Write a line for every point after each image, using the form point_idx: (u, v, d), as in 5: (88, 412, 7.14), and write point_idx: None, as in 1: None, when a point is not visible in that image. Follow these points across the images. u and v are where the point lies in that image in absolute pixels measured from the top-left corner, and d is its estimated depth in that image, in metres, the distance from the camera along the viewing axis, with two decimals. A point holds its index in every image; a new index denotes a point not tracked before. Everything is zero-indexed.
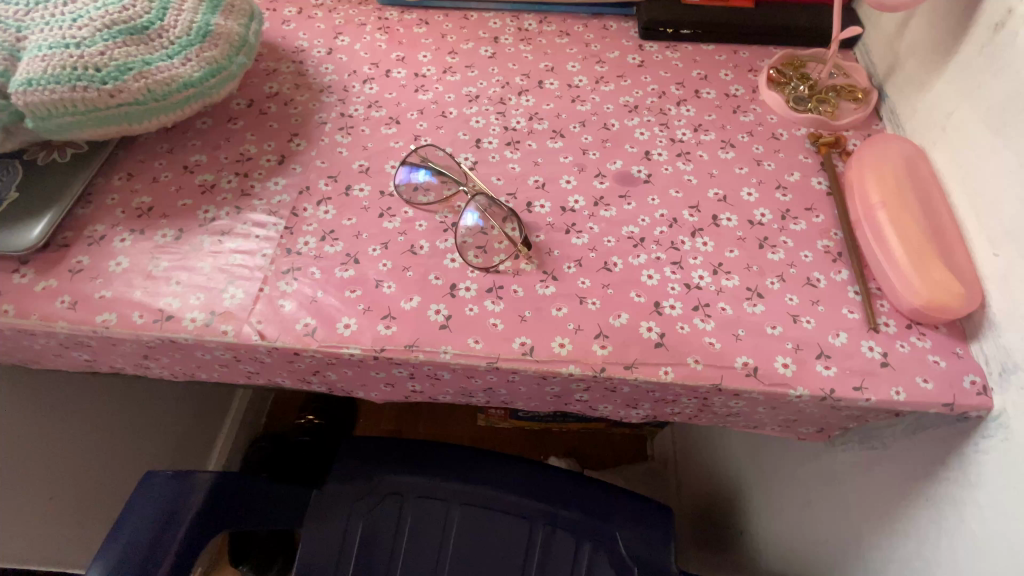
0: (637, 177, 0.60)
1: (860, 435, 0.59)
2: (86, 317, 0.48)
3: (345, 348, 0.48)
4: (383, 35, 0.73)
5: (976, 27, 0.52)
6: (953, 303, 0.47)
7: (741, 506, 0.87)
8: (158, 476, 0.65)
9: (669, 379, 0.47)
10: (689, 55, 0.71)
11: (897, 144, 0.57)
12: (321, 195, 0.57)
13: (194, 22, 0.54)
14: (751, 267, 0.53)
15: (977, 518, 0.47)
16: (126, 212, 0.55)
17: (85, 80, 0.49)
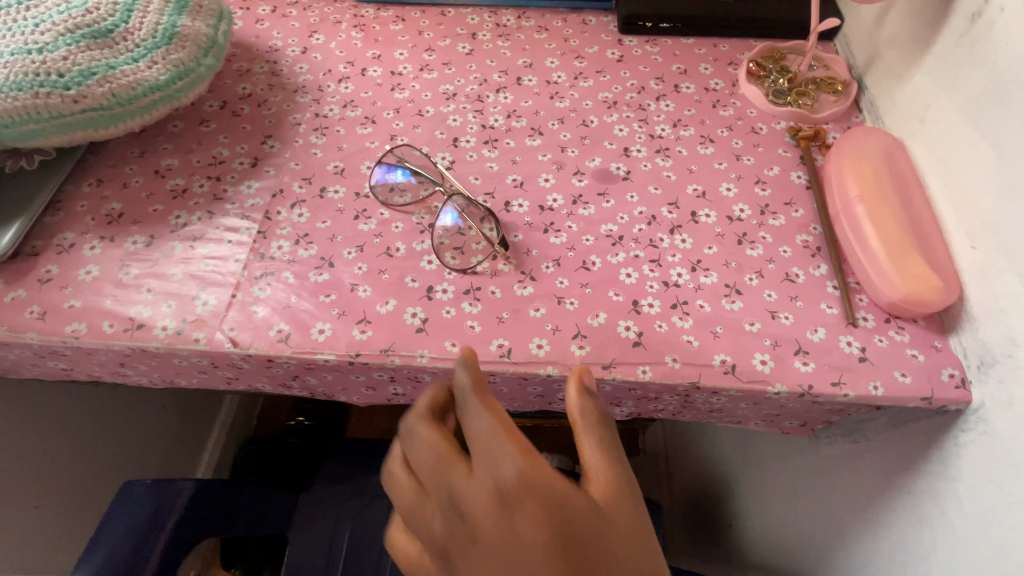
0: (615, 174, 0.59)
1: (843, 428, 0.59)
2: (56, 327, 0.48)
3: (320, 354, 0.47)
4: (359, 32, 0.72)
5: (953, 17, 0.51)
6: (931, 297, 0.47)
7: (730, 500, 0.87)
8: (137, 484, 0.63)
9: (647, 378, 0.47)
10: (669, 49, 0.70)
11: (875, 136, 0.56)
12: (295, 198, 0.56)
13: (159, 24, 0.53)
14: (729, 264, 0.53)
15: (957, 512, 0.47)
16: (95, 219, 0.54)
17: (48, 87, 0.48)
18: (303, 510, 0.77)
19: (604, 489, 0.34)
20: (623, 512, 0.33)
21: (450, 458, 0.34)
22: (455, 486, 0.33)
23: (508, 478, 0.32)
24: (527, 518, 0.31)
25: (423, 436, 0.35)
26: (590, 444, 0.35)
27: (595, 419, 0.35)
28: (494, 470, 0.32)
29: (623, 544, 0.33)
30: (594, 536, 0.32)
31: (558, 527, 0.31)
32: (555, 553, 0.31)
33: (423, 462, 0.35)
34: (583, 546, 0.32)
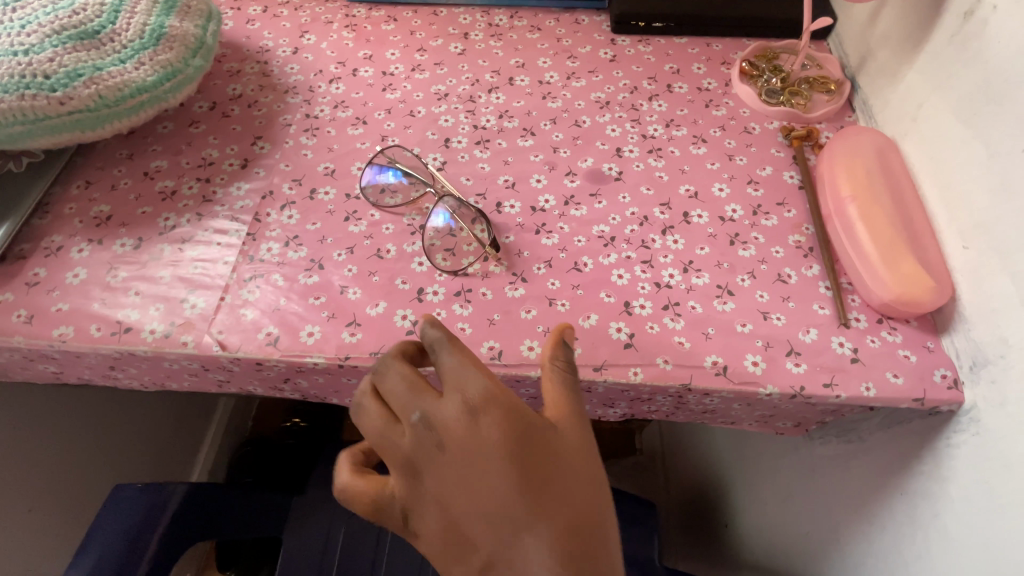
0: (607, 174, 0.59)
1: (838, 428, 0.59)
2: (43, 331, 0.47)
3: (309, 357, 0.47)
4: (350, 33, 0.71)
5: (945, 16, 0.51)
6: (924, 298, 0.47)
7: (726, 499, 0.87)
8: (126, 487, 0.62)
9: (638, 380, 0.46)
10: (662, 49, 0.70)
11: (868, 135, 0.56)
12: (285, 199, 0.56)
13: (147, 25, 0.53)
14: (721, 265, 0.52)
15: (950, 513, 0.47)
16: (84, 222, 0.54)
17: (34, 88, 0.47)
18: (299, 513, 0.76)
19: (561, 411, 0.37)
20: (581, 428, 0.36)
21: (419, 384, 0.35)
22: (424, 406, 0.35)
23: (475, 394, 0.34)
24: (493, 426, 0.33)
25: (392, 368, 0.36)
26: (554, 373, 0.38)
27: (564, 361, 0.38)
28: (462, 386, 0.34)
29: (579, 455, 0.35)
30: (554, 446, 0.35)
31: (521, 436, 0.34)
32: (517, 456, 0.33)
33: (391, 391, 0.35)
34: (543, 453, 0.34)
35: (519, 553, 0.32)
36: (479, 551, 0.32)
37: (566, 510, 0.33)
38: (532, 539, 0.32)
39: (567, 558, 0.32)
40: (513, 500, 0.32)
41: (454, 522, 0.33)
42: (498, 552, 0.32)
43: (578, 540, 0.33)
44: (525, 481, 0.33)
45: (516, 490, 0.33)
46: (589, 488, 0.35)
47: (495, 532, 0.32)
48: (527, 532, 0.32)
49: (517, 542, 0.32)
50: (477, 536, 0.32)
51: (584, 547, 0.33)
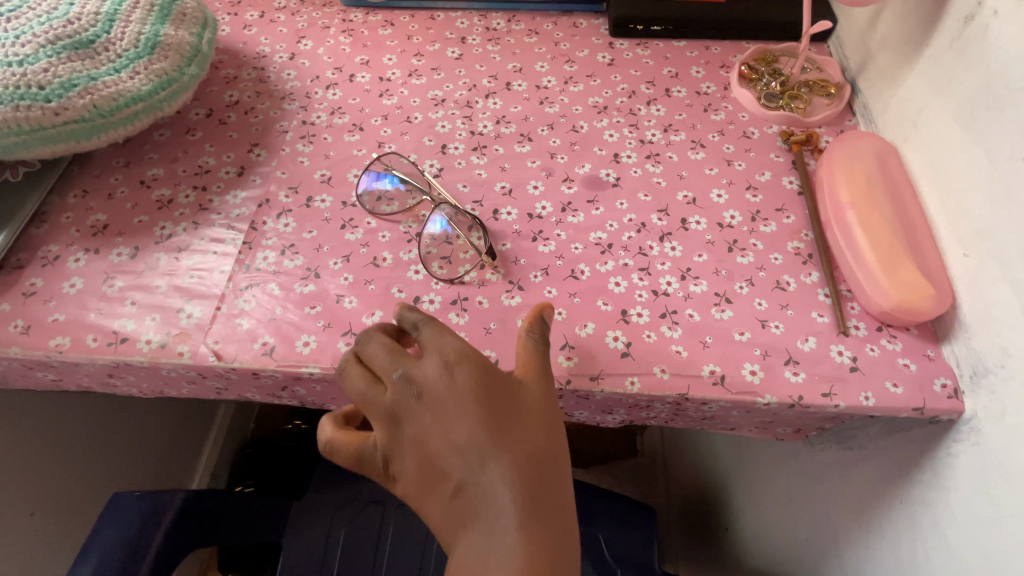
0: (605, 180, 0.58)
1: (838, 435, 0.59)
2: (40, 342, 0.47)
3: (305, 367, 0.47)
4: (347, 38, 0.71)
5: (946, 20, 0.51)
6: (924, 306, 0.46)
7: (726, 503, 0.86)
8: (125, 494, 0.62)
9: (635, 390, 0.46)
10: (660, 52, 0.70)
11: (867, 140, 0.56)
12: (281, 207, 0.56)
13: (142, 33, 0.53)
14: (719, 272, 0.52)
15: (949, 522, 0.47)
16: (80, 231, 0.54)
17: (28, 99, 0.47)
18: (297, 519, 0.76)
19: (528, 370, 0.42)
20: (545, 385, 0.41)
21: (401, 349, 0.41)
22: (404, 365, 0.39)
23: (451, 352, 0.39)
24: (465, 376, 0.38)
25: (376, 338, 0.41)
26: (527, 340, 0.43)
27: (539, 332, 0.43)
28: (439, 348, 0.40)
29: (543, 406, 0.40)
30: (519, 395, 0.39)
31: (490, 385, 0.38)
32: (488, 401, 0.38)
33: (375, 357, 0.40)
34: (509, 400, 0.39)
35: (486, 481, 0.35)
36: (451, 484, 0.36)
37: (528, 446, 0.37)
38: (498, 468, 0.36)
39: (528, 484, 0.36)
40: (481, 436, 0.36)
41: (430, 458, 0.37)
42: (468, 482, 0.36)
43: (539, 471, 0.37)
44: (492, 420, 0.37)
45: (485, 427, 0.37)
46: (549, 431, 0.39)
47: (465, 464, 0.36)
48: (494, 461, 0.36)
49: (484, 471, 0.36)
50: (450, 468, 0.36)
51: (544, 479, 0.37)
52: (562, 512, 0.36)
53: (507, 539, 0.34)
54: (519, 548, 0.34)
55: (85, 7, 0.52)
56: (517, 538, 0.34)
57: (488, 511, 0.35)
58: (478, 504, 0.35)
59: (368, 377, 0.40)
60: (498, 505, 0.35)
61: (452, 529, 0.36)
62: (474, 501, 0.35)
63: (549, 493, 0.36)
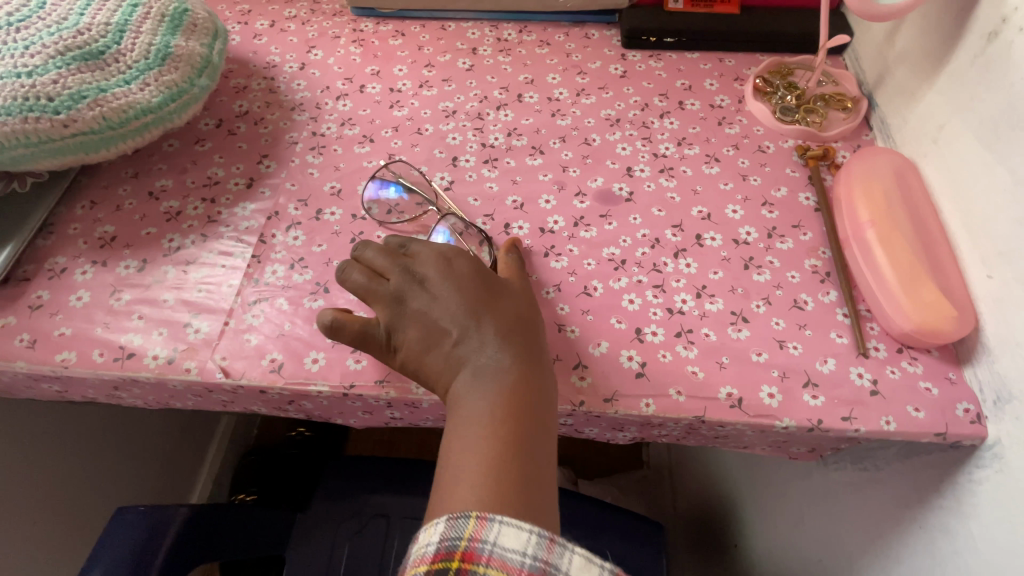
0: (618, 194, 0.58)
1: (853, 455, 0.57)
2: (45, 356, 0.47)
3: (313, 384, 0.46)
4: (358, 47, 0.71)
5: (968, 36, 0.50)
6: (946, 328, 0.45)
7: (736, 518, 0.85)
8: (129, 510, 0.62)
9: (650, 412, 0.45)
10: (673, 64, 0.69)
11: (885, 155, 0.55)
12: (290, 220, 0.55)
13: (152, 45, 0.52)
14: (735, 290, 0.51)
15: (970, 550, 0.45)
16: (88, 243, 0.53)
17: (37, 111, 0.47)
18: (301, 531, 0.75)
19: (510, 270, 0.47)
20: (528, 284, 0.47)
21: (399, 250, 0.46)
22: (404, 261, 0.44)
23: (445, 247, 0.45)
24: (461, 264, 0.44)
25: (373, 244, 0.46)
26: (509, 255, 0.49)
27: (516, 253, 0.49)
28: (435, 248, 0.45)
29: (527, 294, 0.45)
30: (505, 280, 0.45)
31: (480, 270, 0.44)
32: (481, 283, 0.43)
33: (376, 256, 0.45)
34: (496, 280, 0.44)
35: (479, 336, 0.40)
36: (449, 340, 0.41)
37: (515, 311, 0.42)
38: (489, 325, 0.41)
39: (515, 337, 0.41)
40: (475, 305, 0.41)
41: (430, 323, 0.41)
42: (463, 337, 0.40)
43: (524, 331, 0.42)
44: (483, 292, 0.42)
45: (477, 296, 0.42)
46: (530, 306, 0.44)
47: (461, 322, 0.41)
48: (486, 318, 0.41)
49: (478, 326, 0.41)
50: (447, 328, 0.41)
51: (528, 336, 0.42)
52: (544, 363, 0.42)
53: (498, 373, 0.39)
54: (508, 379, 0.38)
55: (96, 18, 0.51)
56: (506, 373, 0.39)
57: (481, 356, 0.40)
58: (472, 355, 0.40)
59: (368, 272, 0.45)
60: (489, 352, 0.40)
61: (448, 378, 0.40)
62: (468, 351, 0.40)
63: (532, 347, 0.41)
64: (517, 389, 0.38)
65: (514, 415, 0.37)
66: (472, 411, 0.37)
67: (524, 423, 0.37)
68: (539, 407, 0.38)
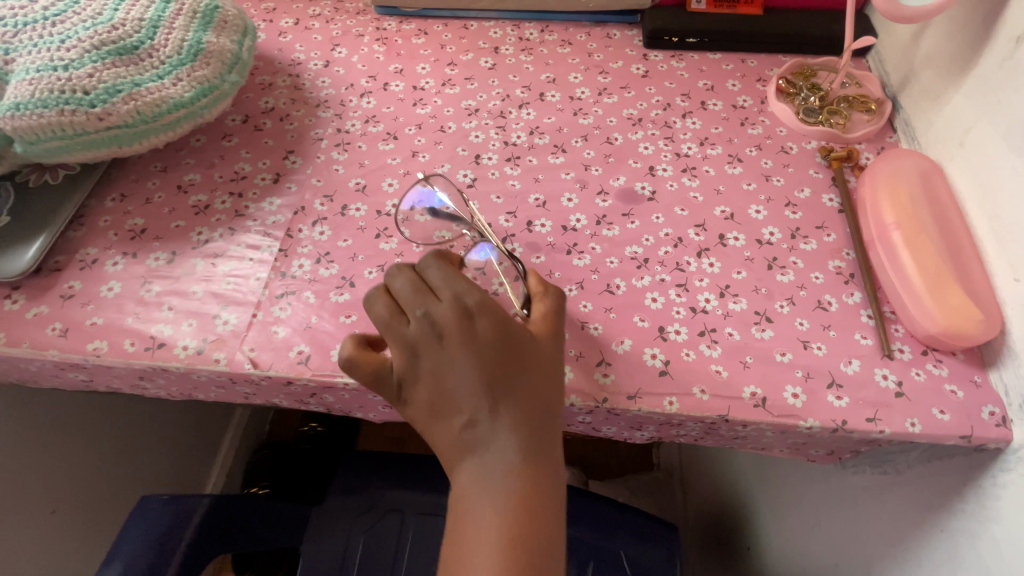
0: (640, 194, 0.58)
1: (872, 458, 0.57)
2: (78, 345, 0.47)
3: (340, 376, 0.46)
4: (381, 46, 0.71)
5: (996, 39, 0.49)
6: (972, 331, 0.45)
7: (750, 521, 0.84)
8: (152, 499, 0.63)
9: (674, 410, 0.45)
10: (696, 65, 0.69)
11: (910, 157, 0.55)
12: (316, 215, 0.56)
13: (185, 41, 0.53)
14: (759, 290, 0.51)
15: (994, 555, 0.45)
16: (118, 235, 0.54)
17: (73, 104, 0.48)
18: (316, 523, 0.76)
19: (543, 326, 0.41)
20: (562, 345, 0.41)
21: (422, 287, 0.39)
22: (426, 303, 0.38)
23: (470, 294, 0.38)
24: (487, 326, 0.37)
25: (403, 268, 0.40)
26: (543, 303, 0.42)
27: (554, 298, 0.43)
28: (462, 293, 0.38)
29: (556, 361, 0.39)
30: (535, 345, 0.38)
31: (508, 332, 0.37)
32: (507, 351, 0.36)
33: (401, 288, 0.39)
34: (525, 347, 0.37)
35: (495, 423, 0.35)
36: (461, 420, 0.36)
37: (539, 393, 0.37)
38: (508, 413, 0.35)
39: (534, 430, 0.36)
40: (496, 383, 0.36)
41: (443, 396, 0.36)
42: (477, 421, 0.35)
43: (546, 420, 0.36)
44: (507, 365, 0.36)
45: (500, 375, 0.36)
46: (558, 382, 0.38)
47: (477, 405, 0.35)
48: (506, 403, 0.35)
49: (496, 413, 0.35)
50: (461, 406, 0.36)
51: (550, 426, 0.36)
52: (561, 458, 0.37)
53: (510, 476, 0.34)
54: (521, 487, 0.34)
55: (130, 13, 0.52)
56: (519, 475, 0.34)
57: (494, 449, 0.35)
58: (485, 443, 0.35)
59: (390, 305, 0.39)
60: (504, 447, 0.35)
61: (455, 460, 0.36)
62: (480, 440, 0.35)
63: (552, 441, 0.36)
64: (528, 498, 0.34)
65: (523, 529, 0.33)
66: (475, 513, 0.34)
67: (533, 540, 0.33)
68: (550, 522, 0.34)
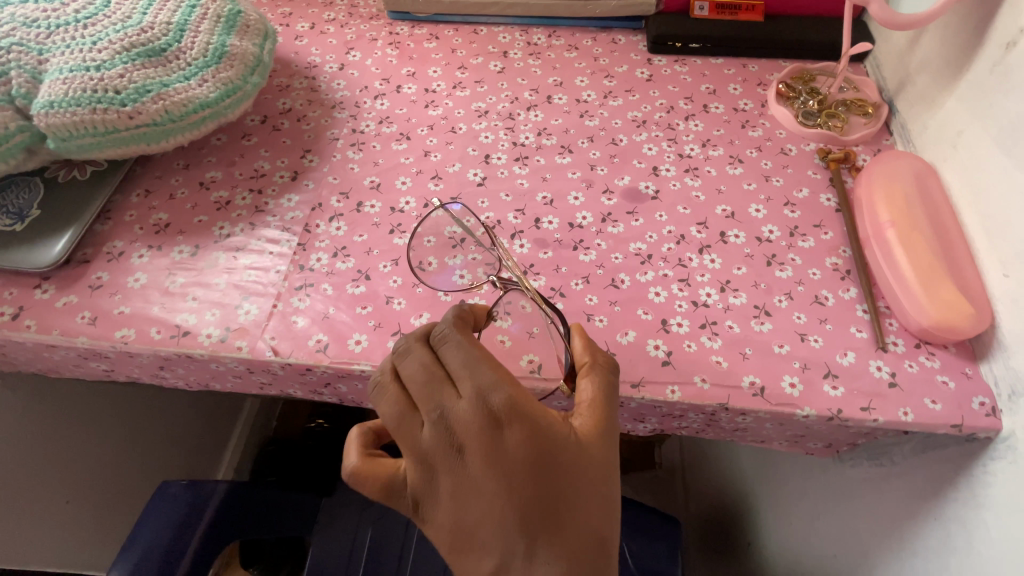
0: (644, 193, 0.60)
1: (869, 451, 0.59)
2: (106, 333, 0.50)
3: (357, 364, 0.48)
4: (394, 50, 0.74)
5: (987, 45, 0.51)
6: (963, 324, 0.47)
7: (750, 517, 0.86)
8: (173, 485, 0.68)
9: (676, 398, 0.47)
10: (698, 69, 0.71)
11: (905, 159, 0.57)
12: (333, 211, 0.58)
13: (210, 43, 0.56)
14: (758, 285, 0.53)
15: (984, 539, 0.46)
16: (144, 229, 0.57)
17: (105, 103, 0.50)
18: (323, 517, 0.77)
19: (590, 422, 0.37)
20: (609, 442, 0.36)
21: (439, 381, 0.35)
22: (443, 405, 0.34)
23: (497, 389, 0.34)
24: (518, 440, 0.33)
25: (416, 355, 0.36)
26: (587, 385, 0.39)
27: (600, 378, 0.39)
28: (485, 394, 0.33)
29: (601, 470, 0.35)
30: (576, 452, 0.34)
31: (541, 440, 0.33)
32: (541, 473, 0.33)
33: (414, 383, 0.35)
34: (561, 457, 0.34)
35: (529, 562, 0.32)
36: (489, 556, 0.33)
37: (579, 522, 0.33)
38: (544, 551, 0.32)
39: (574, 565, 0.32)
40: (530, 515, 0.32)
41: (467, 525, 0.33)
42: (509, 560, 0.32)
43: (589, 555, 0.33)
44: (540, 486, 0.33)
45: (533, 506, 0.32)
46: (603, 500, 0.34)
47: (507, 541, 0.32)
48: (540, 542, 0.32)
49: (529, 551, 0.32)
50: (489, 540, 0.33)
51: (591, 556, 0.33)
52: None
53: None
54: None
55: (158, 17, 0.55)
56: None
57: None
58: None
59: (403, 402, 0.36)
60: None
61: None
62: None
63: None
64: None
65: None
66: None
67: None
68: None
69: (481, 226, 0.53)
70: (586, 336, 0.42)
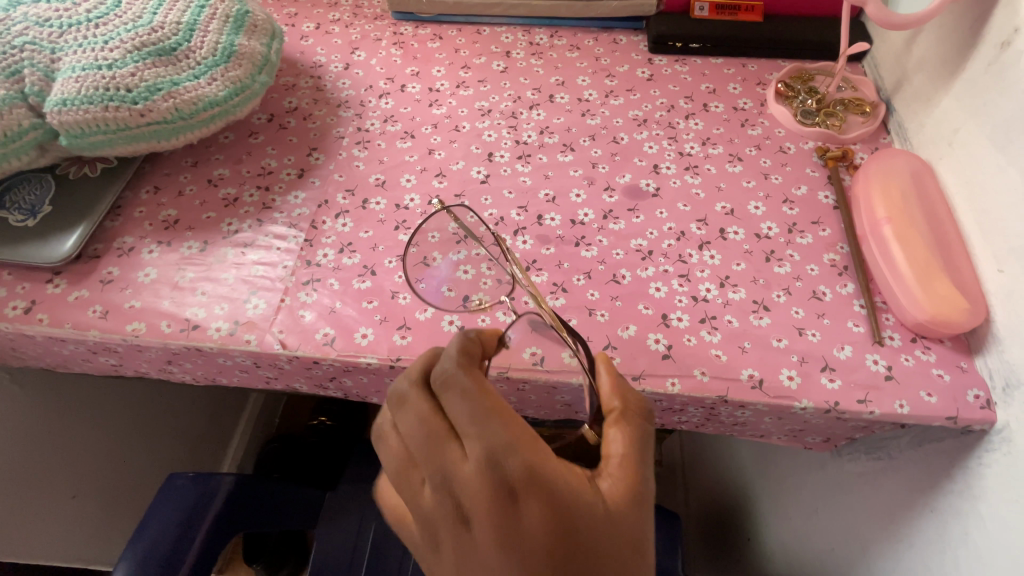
0: (645, 190, 0.61)
1: (867, 445, 0.60)
2: (118, 326, 0.51)
3: (363, 357, 0.49)
4: (398, 49, 0.75)
5: (982, 45, 0.52)
6: (958, 319, 0.48)
7: (750, 514, 0.87)
8: (180, 476, 0.68)
9: (676, 391, 0.48)
10: (698, 69, 0.72)
11: (902, 157, 0.58)
12: (339, 208, 0.59)
13: (219, 43, 0.57)
14: (757, 280, 0.54)
15: (979, 530, 0.47)
16: (153, 225, 0.58)
17: (117, 101, 0.51)
18: (330, 509, 0.78)
19: (617, 484, 0.33)
20: (638, 510, 0.32)
21: (442, 438, 0.32)
22: (447, 467, 0.31)
23: (510, 451, 0.30)
24: (532, 512, 0.29)
25: (416, 406, 0.33)
26: (615, 436, 0.35)
27: (630, 429, 0.36)
28: (492, 458, 0.30)
29: (629, 545, 0.31)
30: (603, 525, 0.30)
31: (560, 511, 0.30)
32: (560, 549, 0.29)
33: (416, 438, 0.32)
34: (583, 532, 0.30)
35: None
36: None
37: None
38: None
39: None
40: None
41: None
42: None
43: None
44: (559, 566, 0.29)
45: None
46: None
47: None
48: None
49: None
50: None
51: None
52: None
53: None
54: None
55: (167, 17, 0.56)
56: None
57: None
58: None
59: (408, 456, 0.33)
60: None
61: None
62: None
63: None
64: None
65: None
66: None
67: None
68: None
69: (483, 224, 0.55)
70: (613, 373, 0.39)
